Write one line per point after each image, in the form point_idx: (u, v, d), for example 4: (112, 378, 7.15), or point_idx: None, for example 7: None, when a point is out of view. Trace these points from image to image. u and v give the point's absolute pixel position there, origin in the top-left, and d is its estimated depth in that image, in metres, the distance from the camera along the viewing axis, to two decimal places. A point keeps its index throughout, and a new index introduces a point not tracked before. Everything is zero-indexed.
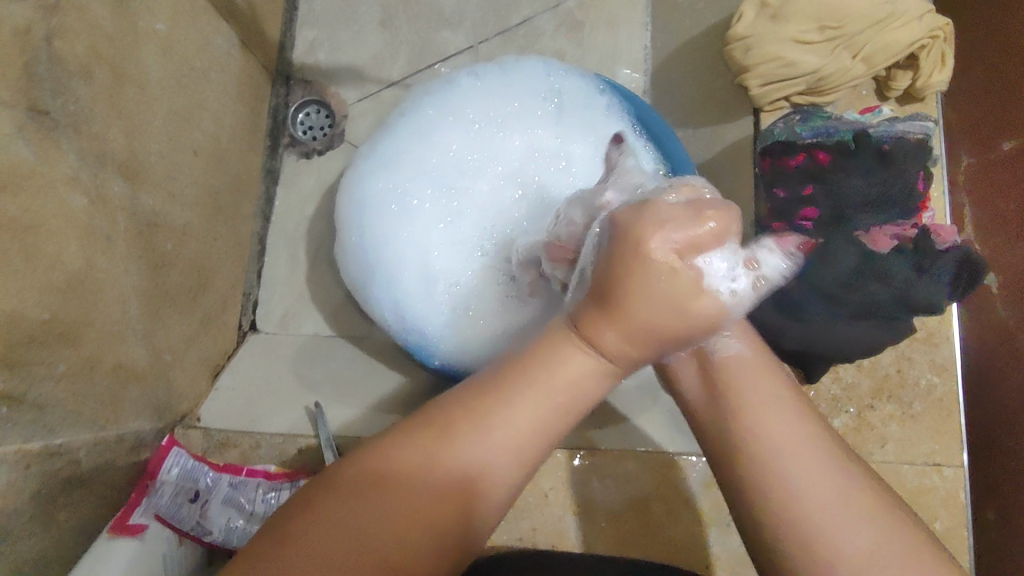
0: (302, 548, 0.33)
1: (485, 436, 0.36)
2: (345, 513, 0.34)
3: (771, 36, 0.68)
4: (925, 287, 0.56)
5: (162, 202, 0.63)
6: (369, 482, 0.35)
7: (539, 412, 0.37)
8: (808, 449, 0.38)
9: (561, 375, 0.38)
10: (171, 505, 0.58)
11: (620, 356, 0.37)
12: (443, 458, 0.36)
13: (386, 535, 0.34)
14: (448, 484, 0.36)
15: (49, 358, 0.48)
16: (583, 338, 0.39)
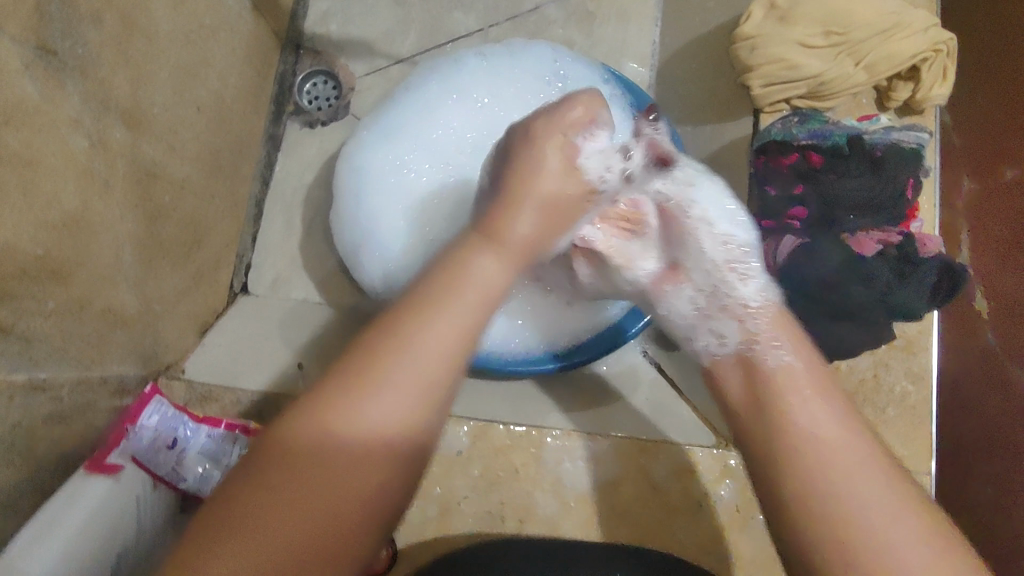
0: (246, 516, 0.35)
1: (390, 385, 0.39)
2: (283, 472, 0.37)
3: (778, 38, 0.69)
4: (907, 293, 0.57)
5: (163, 154, 0.63)
6: (294, 456, 0.37)
7: (445, 338, 0.42)
8: (847, 448, 0.44)
9: (468, 269, 0.45)
10: (148, 451, 0.59)
11: (516, 247, 0.48)
12: (348, 418, 0.38)
13: (323, 484, 0.37)
14: (365, 439, 0.38)
15: (39, 294, 0.49)
16: (487, 260, 0.46)
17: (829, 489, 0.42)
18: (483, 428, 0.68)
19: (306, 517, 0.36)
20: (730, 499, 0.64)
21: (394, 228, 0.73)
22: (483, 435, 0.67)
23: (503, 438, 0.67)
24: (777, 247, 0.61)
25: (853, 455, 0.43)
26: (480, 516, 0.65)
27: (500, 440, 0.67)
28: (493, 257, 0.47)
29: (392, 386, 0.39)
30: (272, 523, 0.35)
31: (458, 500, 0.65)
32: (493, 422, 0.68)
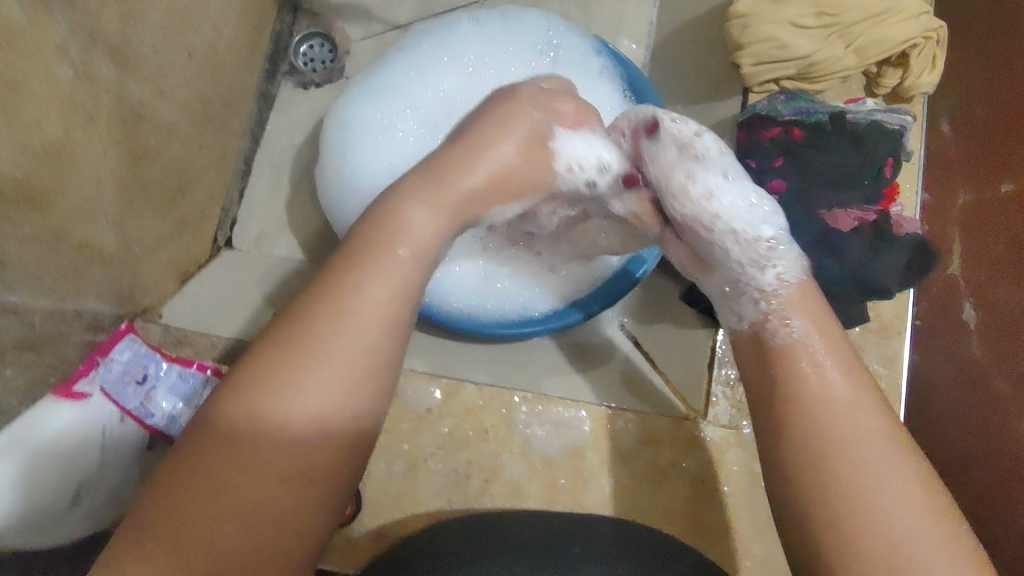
0: (174, 512, 0.33)
1: (319, 362, 0.37)
2: (211, 463, 0.35)
3: (770, 17, 0.69)
4: (879, 269, 0.57)
5: (150, 95, 0.63)
6: (220, 447, 0.35)
7: (386, 291, 0.39)
8: (870, 435, 0.41)
9: (397, 223, 0.42)
10: (117, 384, 0.61)
11: (450, 204, 0.45)
12: (275, 404, 0.36)
13: (258, 474, 0.35)
14: (297, 424, 0.36)
15: (16, 218, 0.49)
16: (419, 213, 0.43)
17: (855, 479, 0.40)
18: (456, 387, 0.68)
19: (253, 506, 0.34)
20: (694, 470, 0.65)
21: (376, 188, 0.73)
22: (454, 395, 0.68)
23: (474, 398, 0.68)
24: None
25: (876, 444, 0.41)
26: (446, 474, 0.65)
27: (471, 400, 0.68)
28: (432, 207, 0.44)
29: (322, 363, 0.37)
30: (204, 522, 0.33)
31: (425, 457, 0.65)
32: (466, 382, 0.69)
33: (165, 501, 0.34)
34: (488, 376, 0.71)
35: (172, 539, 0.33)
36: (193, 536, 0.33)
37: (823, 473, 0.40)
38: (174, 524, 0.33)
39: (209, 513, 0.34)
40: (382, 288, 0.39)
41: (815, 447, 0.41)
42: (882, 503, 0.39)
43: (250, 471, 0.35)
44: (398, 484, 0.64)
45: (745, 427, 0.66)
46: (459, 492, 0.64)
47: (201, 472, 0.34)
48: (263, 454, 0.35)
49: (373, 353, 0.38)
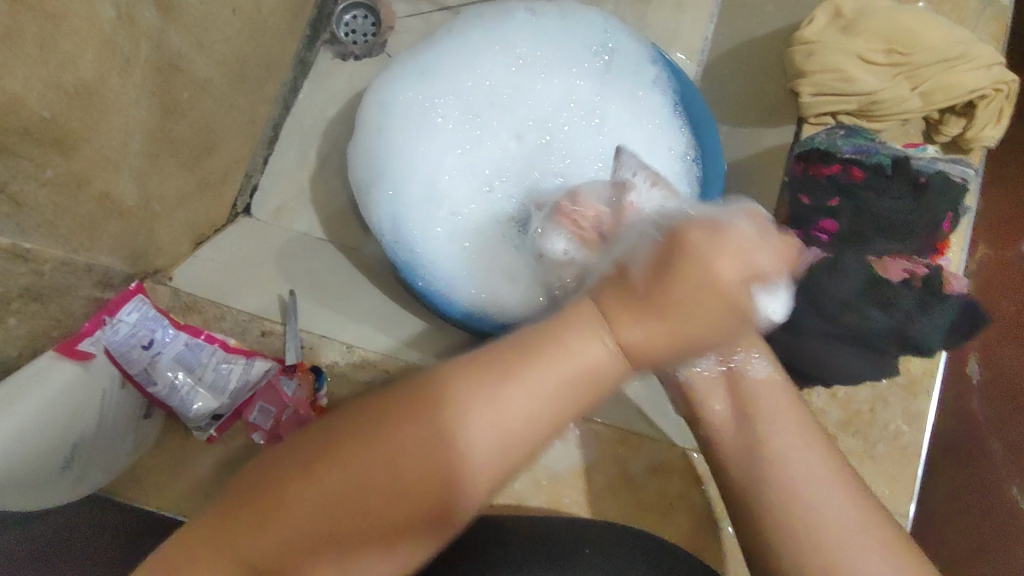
0: (270, 510, 0.35)
1: (513, 388, 0.37)
2: (363, 449, 0.36)
3: (837, 47, 0.67)
4: (924, 327, 0.55)
5: (189, 48, 0.61)
6: (347, 452, 0.36)
7: (546, 397, 0.37)
8: (829, 484, 0.44)
9: (565, 347, 0.37)
10: (122, 345, 0.57)
11: (630, 342, 0.37)
12: (444, 438, 0.36)
13: (388, 486, 0.36)
14: (465, 450, 0.37)
15: (38, 159, 0.46)
16: (595, 338, 0.37)
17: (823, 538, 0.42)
18: None
19: (347, 503, 0.35)
20: (703, 505, 0.63)
21: (411, 172, 0.72)
22: None
23: None
24: None
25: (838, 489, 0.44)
26: None
27: None
28: (607, 325, 0.37)
29: (519, 399, 0.37)
30: (328, 524, 0.35)
31: None
32: None
33: (289, 472, 0.36)
34: None
35: (274, 525, 0.35)
36: (301, 525, 0.35)
37: (797, 530, 0.43)
38: (304, 476, 0.35)
39: (321, 510, 0.35)
40: (556, 375, 0.37)
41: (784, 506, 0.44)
42: (848, 554, 0.42)
43: (379, 484, 0.36)
44: None
45: None
46: None
47: (325, 470, 0.35)
48: (391, 465, 0.36)
49: (555, 411, 0.37)
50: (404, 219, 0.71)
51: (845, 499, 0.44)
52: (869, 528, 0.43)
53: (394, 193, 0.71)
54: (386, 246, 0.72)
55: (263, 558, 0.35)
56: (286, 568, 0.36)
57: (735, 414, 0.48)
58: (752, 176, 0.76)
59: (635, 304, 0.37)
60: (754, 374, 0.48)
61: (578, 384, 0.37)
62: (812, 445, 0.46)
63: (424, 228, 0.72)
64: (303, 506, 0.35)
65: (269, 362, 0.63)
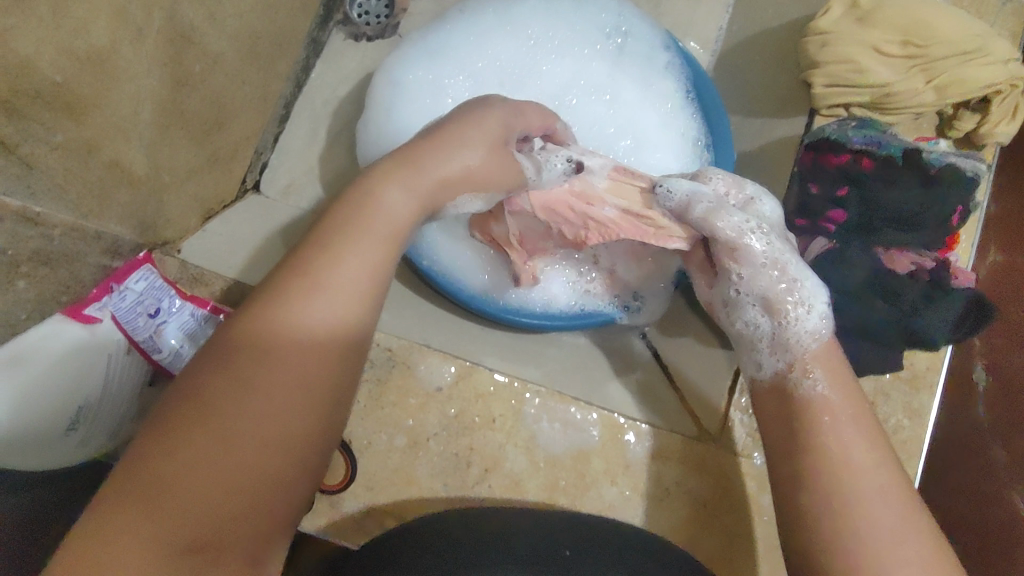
0: (155, 475, 0.32)
1: (333, 261, 0.40)
2: (209, 390, 0.35)
3: (851, 37, 0.66)
4: (928, 321, 0.54)
5: (202, 21, 0.61)
6: (212, 381, 0.35)
7: (366, 266, 0.41)
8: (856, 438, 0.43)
9: (374, 213, 0.43)
10: (128, 312, 0.58)
11: (425, 188, 0.45)
12: (284, 323, 0.37)
13: (263, 393, 0.35)
14: (306, 325, 0.38)
15: (49, 123, 0.47)
16: (393, 193, 0.44)
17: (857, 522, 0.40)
18: (468, 370, 0.66)
19: (198, 463, 0.32)
20: (698, 492, 0.63)
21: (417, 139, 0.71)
22: (466, 378, 0.65)
23: (486, 384, 0.65)
24: (807, 247, 0.59)
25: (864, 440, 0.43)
26: (446, 457, 0.63)
27: (483, 385, 0.65)
28: (408, 189, 0.44)
29: (340, 267, 0.40)
30: (207, 459, 0.33)
31: (427, 436, 0.63)
32: (480, 367, 0.66)
33: (169, 431, 0.33)
34: (499, 361, 0.68)
35: (148, 495, 0.31)
36: (181, 477, 0.32)
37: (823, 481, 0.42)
38: (157, 454, 0.32)
39: (205, 450, 0.33)
40: (360, 246, 0.41)
41: (821, 490, 0.42)
42: (869, 507, 0.40)
43: (254, 394, 0.35)
44: (396, 459, 0.62)
45: (758, 457, 0.63)
46: (456, 477, 0.62)
47: (194, 418, 0.34)
48: (258, 372, 0.36)
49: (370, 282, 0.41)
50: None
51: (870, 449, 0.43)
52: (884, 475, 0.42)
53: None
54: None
55: (147, 526, 0.31)
56: (163, 543, 0.30)
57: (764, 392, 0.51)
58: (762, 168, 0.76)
59: (430, 156, 0.46)
60: (814, 386, 0.47)
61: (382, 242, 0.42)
62: (863, 433, 0.44)
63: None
64: (182, 455, 0.32)
65: None
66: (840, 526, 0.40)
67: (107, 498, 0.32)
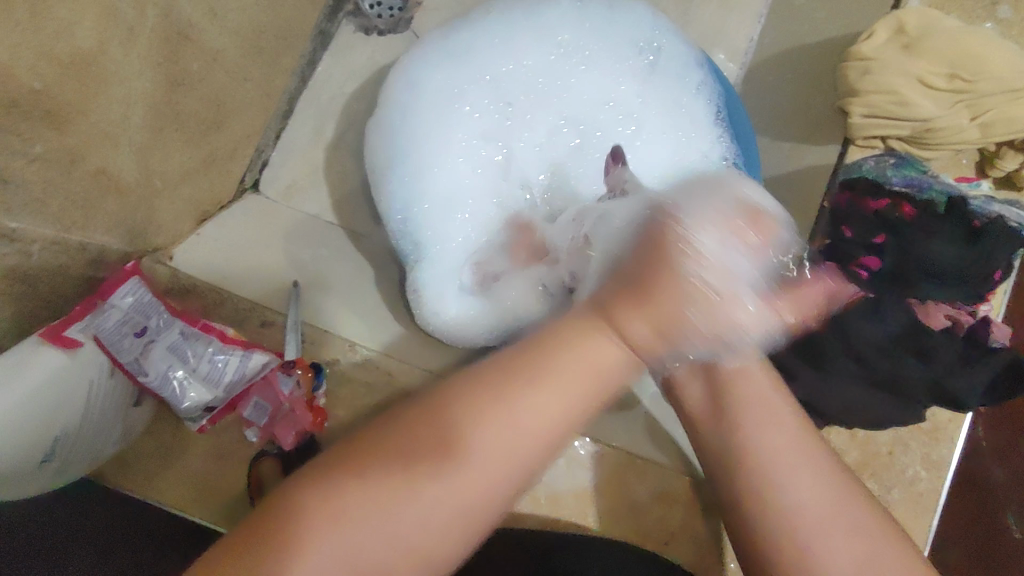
0: (271, 540, 0.33)
1: (537, 393, 0.37)
2: (414, 424, 0.37)
3: (897, 66, 0.62)
4: (961, 383, 0.52)
5: (200, 16, 0.57)
6: (360, 457, 0.36)
7: (571, 364, 0.38)
8: (784, 425, 0.43)
9: (585, 350, 0.38)
10: (114, 333, 0.53)
11: (626, 329, 0.40)
12: (501, 417, 0.36)
13: (446, 483, 0.35)
14: (474, 432, 0.36)
15: (29, 134, 0.42)
16: (603, 342, 0.39)
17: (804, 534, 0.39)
18: None
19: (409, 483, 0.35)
20: (707, 538, 0.60)
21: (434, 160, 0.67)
22: None
23: None
24: None
25: (783, 424, 0.42)
26: None
27: None
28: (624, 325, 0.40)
29: (536, 392, 0.37)
30: (338, 510, 0.34)
31: None
32: None
33: (389, 424, 0.37)
34: None
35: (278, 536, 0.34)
36: (304, 534, 0.34)
37: (747, 469, 0.42)
38: (379, 452, 0.36)
39: (330, 526, 0.34)
40: (567, 374, 0.38)
41: (771, 509, 0.40)
42: (793, 492, 0.40)
43: (389, 489, 0.35)
44: None
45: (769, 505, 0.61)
46: None
47: (343, 483, 0.35)
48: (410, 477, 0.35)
49: (568, 417, 0.37)
50: (416, 204, 0.66)
51: (805, 441, 0.42)
52: (814, 464, 0.41)
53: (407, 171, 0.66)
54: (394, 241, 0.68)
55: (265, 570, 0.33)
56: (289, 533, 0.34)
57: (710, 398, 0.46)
58: (794, 195, 0.72)
59: (629, 303, 0.40)
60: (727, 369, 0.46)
61: (581, 385, 0.38)
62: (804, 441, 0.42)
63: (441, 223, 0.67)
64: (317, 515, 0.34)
65: (266, 357, 0.59)
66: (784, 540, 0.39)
67: (249, 526, 0.34)
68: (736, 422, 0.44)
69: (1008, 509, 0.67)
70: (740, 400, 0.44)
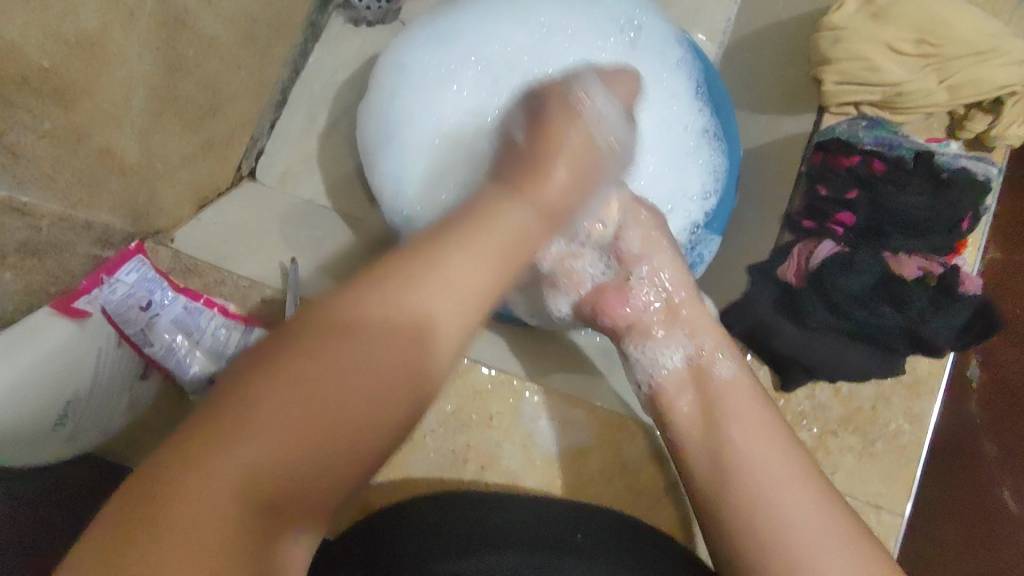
0: (171, 508, 0.33)
1: (436, 278, 0.42)
2: (297, 359, 0.38)
3: (865, 34, 0.64)
4: (935, 326, 0.54)
5: (196, 4, 0.59)
6: (238, 400, 0.36)
7: (472, 263, 0.44)
8: (771, 442, 0.51)
9: (499, 222, 0.47)
10: (120, 306, 0.57)
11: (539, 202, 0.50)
12: (409, 303, 0.41)
13: (337, 403, 0.38)
14: (389, 330, 0.41)
15: (38, 111, 0.45)
16: (519, 210, 0.49)
17: (767, 510, 0.47)
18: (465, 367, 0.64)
19: (293, 419, 0.36)
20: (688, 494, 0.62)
21: (420, 140, 0.70)
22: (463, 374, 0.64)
23: (483, 382, 0.64)
24: (813, 251, 0.59)
25: (767, 434, 0.51)
26: (441, 454, 0.62)
27: (481, 382, 0.64)
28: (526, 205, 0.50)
29: (443, 281, 0.43)
30: (231, 471, 0.34)
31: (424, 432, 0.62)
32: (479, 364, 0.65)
33: (260, 366, 0.38)
34: (500, 359, 0.67)
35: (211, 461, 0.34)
36: (209, 482, 0.34)
37: (733, 477, 0.50)
38: (266, 400, 0.36)
39: (247, 456, 0.35)
40: (485, 241, 0.46)
41: (745, 509, 0.48)
42: (771, 491, 0.48)
43: (292, 399, 0.37)
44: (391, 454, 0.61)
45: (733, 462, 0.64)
46: (452, 473, 0.61)
47: (214, 431, 0.35)
48: (295, 417, 0.36)
49: (485, 287, 0.45)
50: (406, 181, 0.70)
51: (787, 455, 0.50)
52: (796, 472, 0.49)
53: (400, 154, 0.70)
54: (387, 214, 0.72)
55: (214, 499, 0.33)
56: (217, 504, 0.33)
57: (701, 418, 0.55)
58: (774, 164, 0.74)
59: (543, 181, 0.51)
60: (686, 399, 0.56)
61: (510, 248, 0.47)
62: (787, 454, 0.50)
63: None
64: (240, 448, 0.35)
65: (266, 331, 0.61)
66: (743, 527, 0.47)
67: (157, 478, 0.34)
68: (724, 440, 0.52)
69: (1002, 485, 0.67)
70: (727, 409, 0.54)
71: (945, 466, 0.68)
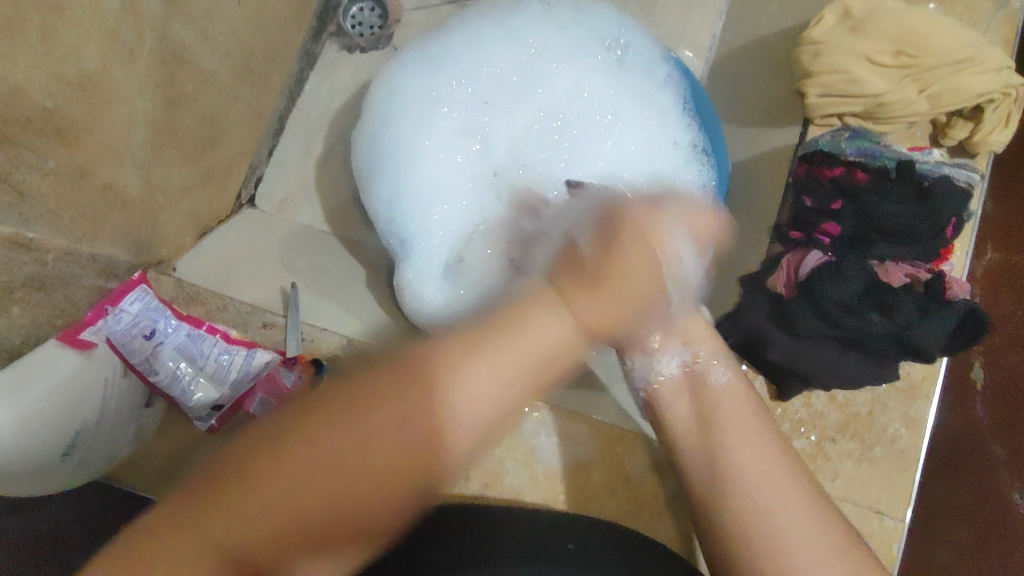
0: (173, 535, 0.34)
1: (476, 364, 0.37)
2: (317, 422, 0.35)
3: (844, 48, 0.66)
4: (925, 333, 0.55)
5: (193, 40, 0.61)
6: (243, 456, 0.35)
7: (504, 382, 0.38)
8: (761, 446, 0.51)
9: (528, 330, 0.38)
10: (125, 335, 0.58)
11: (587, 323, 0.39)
12: (442, 391, 0.37)
13: (332, 473, 0.35)
14: (403, 446, 0.36)
15: (42, 150, 0.46)
16: (552, 321, 0.38)
17: (759, 515, 0.47)
18: None
19: (295, 489, 0.35)
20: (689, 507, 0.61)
21: (413, 161, 0.71)
22: None
23: None
24: (802, 260, 0.60)
25: (759, 441, 0.52)
26: None
27: None
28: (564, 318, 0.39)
29: (485, 362, 0.38)
30: (225, 519, 0.34)
31: None
32: None
33: (249, 445, 0.35)
34: None
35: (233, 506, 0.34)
36: (213, 525, 0.34)
37: (726, 486, 0.50)
38: (278, 461, 0.35)
39: (261, 501, 0.34)
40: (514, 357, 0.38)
41: (736, 517, 0.48)
42: (762, 498, 0.48)
43: (306, 473, 0.35)
44: None
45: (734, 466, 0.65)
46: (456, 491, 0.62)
47: (227, 475, 0.35)
48: (300, 484, 0.35)
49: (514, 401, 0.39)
50: (401, 201, 0.71)
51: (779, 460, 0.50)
52: (788, 477, 0.49)
53: (393, 176, 0.71)
54: (383, 236, 0.72)
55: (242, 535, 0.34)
56: (232, 547, 0.34)
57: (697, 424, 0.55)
58: (763, 176, 0.75)
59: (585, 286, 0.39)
60: (680, 412, 0.57)
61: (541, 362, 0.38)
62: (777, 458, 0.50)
63: (426, 216, 0.71)
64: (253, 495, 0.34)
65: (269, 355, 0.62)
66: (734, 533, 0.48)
67: (167, 513, 0.34)
68: (716, 449, 0.53)
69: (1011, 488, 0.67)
70: (721, 416, 0.54)
71: (947, 474, 0.71)
